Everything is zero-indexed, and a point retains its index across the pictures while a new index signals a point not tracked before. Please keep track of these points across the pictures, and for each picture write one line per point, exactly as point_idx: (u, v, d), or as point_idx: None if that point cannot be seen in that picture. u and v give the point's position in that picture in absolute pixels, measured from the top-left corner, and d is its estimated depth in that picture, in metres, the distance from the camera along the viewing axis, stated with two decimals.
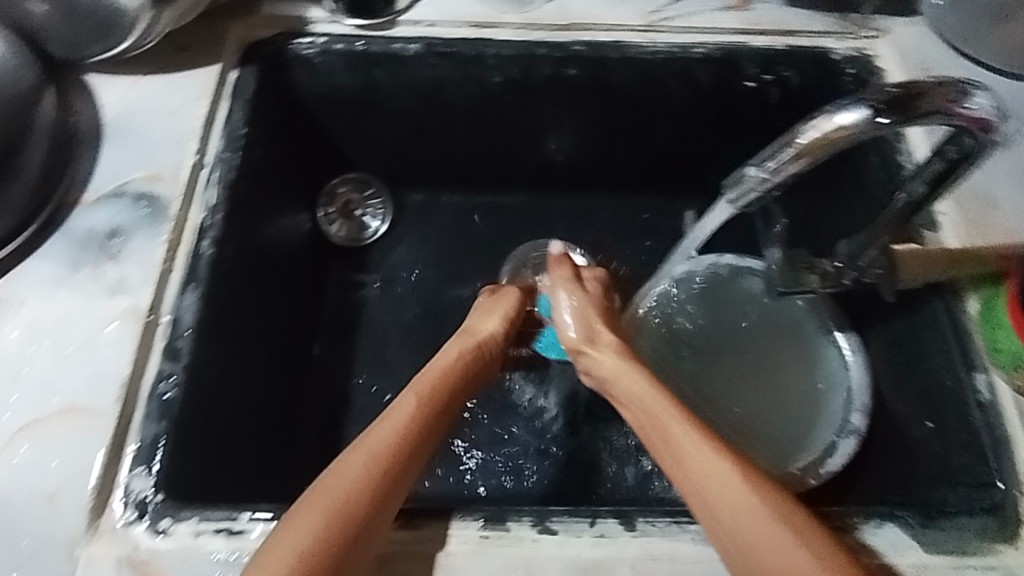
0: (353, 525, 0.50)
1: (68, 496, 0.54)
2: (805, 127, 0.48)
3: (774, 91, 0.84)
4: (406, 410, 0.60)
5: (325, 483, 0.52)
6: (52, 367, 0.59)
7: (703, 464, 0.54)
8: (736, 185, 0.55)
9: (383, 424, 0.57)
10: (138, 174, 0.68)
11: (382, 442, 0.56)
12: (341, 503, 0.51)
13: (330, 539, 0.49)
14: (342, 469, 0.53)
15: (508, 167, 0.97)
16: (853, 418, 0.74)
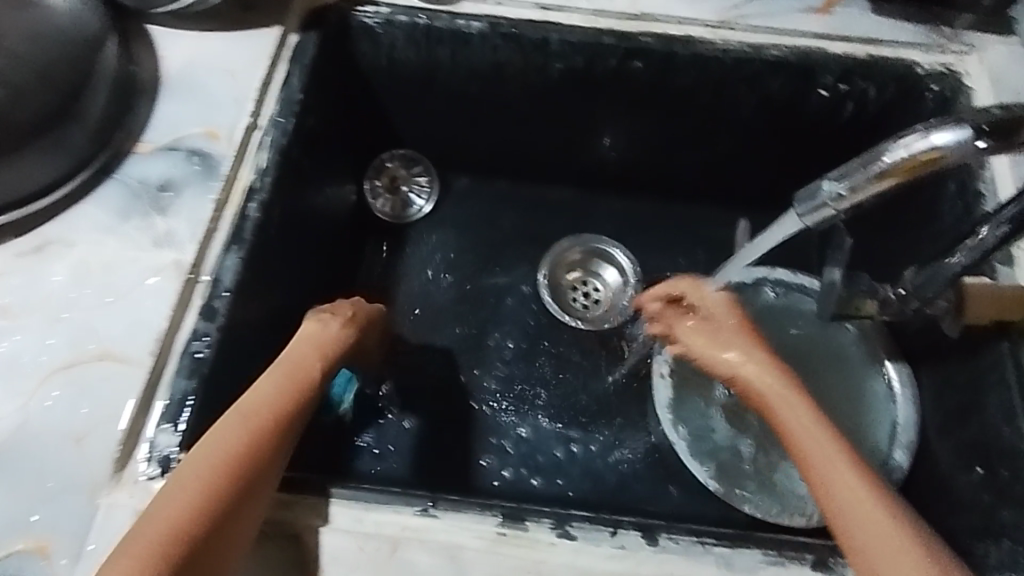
0: (250, 467, 0.49)
1: (94, 443, 0.54)
2: (893, 144, 0.45)
3: (848, 102, 0.80)
4: (301, 360, 0.60)
5: (216, 431, 0.51)
6: (91, 314, 0.59)
7: (841, 470, 0.51)
8: (809, 200, 0.51)
9: (269, 375, 0.56)
10: (195, 129, 0.68)
11: (277, 392, 0.55)
12: (234, 449, 0.50)
13: (228, 484, 0.48)
14: (239, 414, 0.52)
15: (560, 158, 0.95)
16: (897, 453, 0.72)
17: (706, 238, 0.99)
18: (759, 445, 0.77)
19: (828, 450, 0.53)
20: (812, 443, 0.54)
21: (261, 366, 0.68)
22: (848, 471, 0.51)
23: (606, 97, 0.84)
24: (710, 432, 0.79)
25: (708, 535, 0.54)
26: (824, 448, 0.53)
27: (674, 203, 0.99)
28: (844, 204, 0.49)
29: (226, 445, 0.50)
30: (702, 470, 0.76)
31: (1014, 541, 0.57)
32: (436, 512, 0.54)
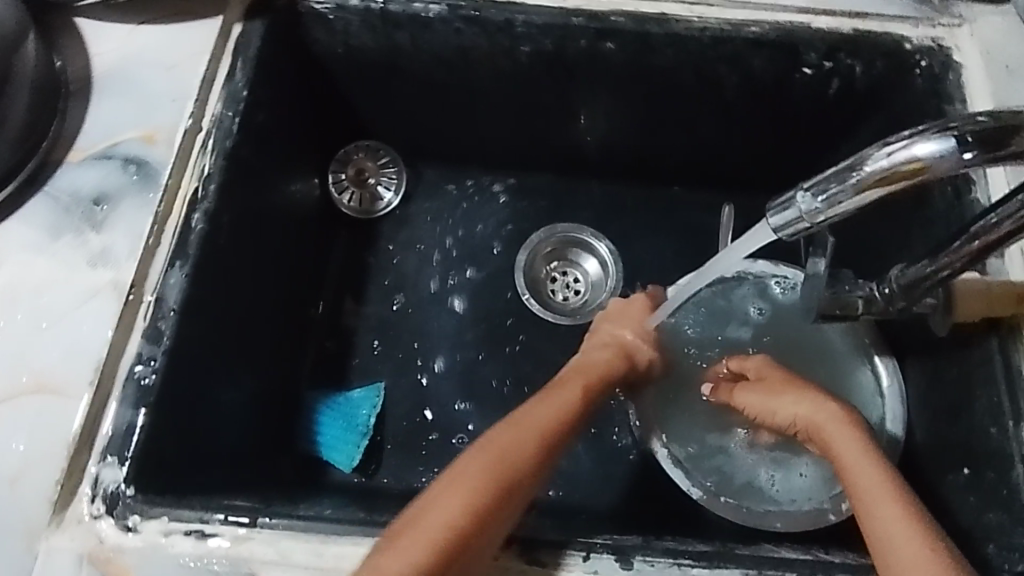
0: (502, 512, 0.51)
1: (33, 483, 0.51)
2: (875, 153, 0.41)
3: (834, 80, 0.75)
4: (563, 401, 0.61)
5: (462, 469, 0.53)
6: (25, 341, 0.55)
7: (899, 519, 0.52)
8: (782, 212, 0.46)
9: (518, 420, 0.58)
10: (131, 134, 0.63)
11: (529, 437, 0.57)
12: (483, 491, 0.51)
13: (479, 524, 0.50)
14: (494, 457, 0.54)
15: (534, 144, 0.90)
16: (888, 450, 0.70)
17: (691, 223, 0.95)
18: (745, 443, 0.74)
19: (868, 473, 0.56)
20: (852, 459, 0.58)
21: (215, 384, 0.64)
22: (891, 496, 0.54)
23: (579, 81, 0.80)
24: (692, 438, 0.75)
25: (685, 554, 0.52)
26: (880, 493, 0.54)
27: (656, 187, 0.95)
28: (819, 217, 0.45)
29: (480, 484, 0.52)
30: (683, 477, 0.73)
31: (1001, 546, 0.56)
32: None
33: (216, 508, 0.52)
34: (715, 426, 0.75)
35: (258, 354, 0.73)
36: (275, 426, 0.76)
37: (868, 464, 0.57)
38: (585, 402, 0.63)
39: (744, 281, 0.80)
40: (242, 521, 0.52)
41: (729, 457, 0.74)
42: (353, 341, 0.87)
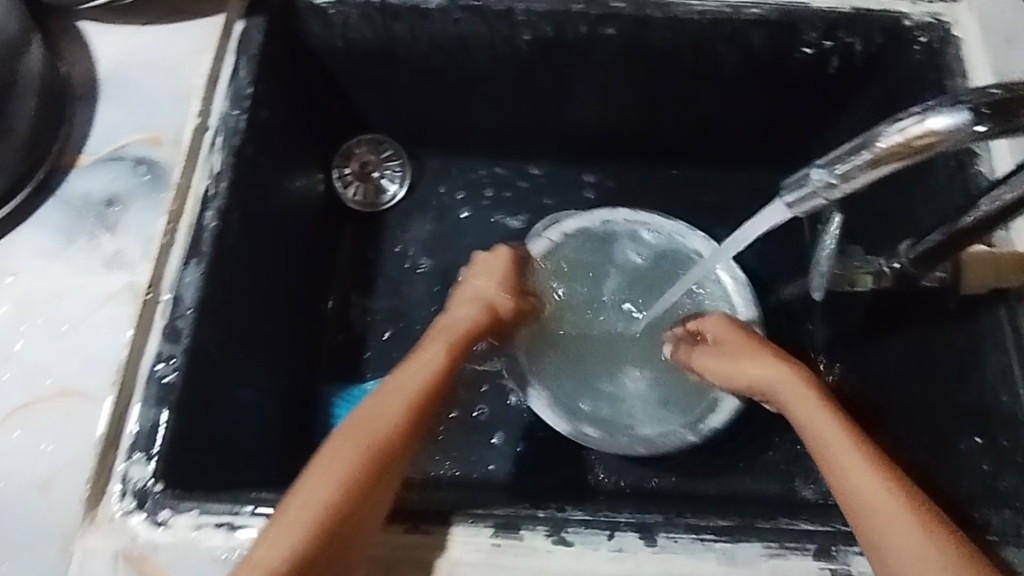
0: (381, 476, 0.53)
1: (63, 484, 0.52)
2: (886, 128, 0.42)
3: (833, 58, 0.76)
4: (427, 367, 0.62)
5: (339, 445, 0.54)
6: (47, 345, 0.56)
7: (862, 471, 0.53)
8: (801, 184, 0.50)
9: (382, 398, 0.58)
10: (138, 136, 0.63)
11: (393, 410, 0.57)
12: (359, 468, 0.52)
13: (365, 494, 0.51)
14: (362, 437, 0.55)
15: (535, 132, 0.91)
16: None
17: (694, 205, 0.95)
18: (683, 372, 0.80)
19: (843, 445, 0.56)
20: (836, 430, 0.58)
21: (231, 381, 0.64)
22: (850, 448, 0.55)
23: (579, 67, 0.80)
24: (563, 376, 0.80)
25: (708, 529, 0.53)
26: (844, 449, 0.55)
27: (657, 170, 0.95)
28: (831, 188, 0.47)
29: (355, 464, 0.53)
30: (556, 414, 0.77)
31: (1014, 509, 0.57)
32: (426, 529, 0.52)
33: (245, 501, 0.53)
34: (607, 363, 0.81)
35: (271, 350, 0.73)
36: (291, 422, 0.76)
37: (844, 438, 0.56)
38: (447, 368, 0.64)
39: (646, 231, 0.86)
40: (270, 513, 0.52)
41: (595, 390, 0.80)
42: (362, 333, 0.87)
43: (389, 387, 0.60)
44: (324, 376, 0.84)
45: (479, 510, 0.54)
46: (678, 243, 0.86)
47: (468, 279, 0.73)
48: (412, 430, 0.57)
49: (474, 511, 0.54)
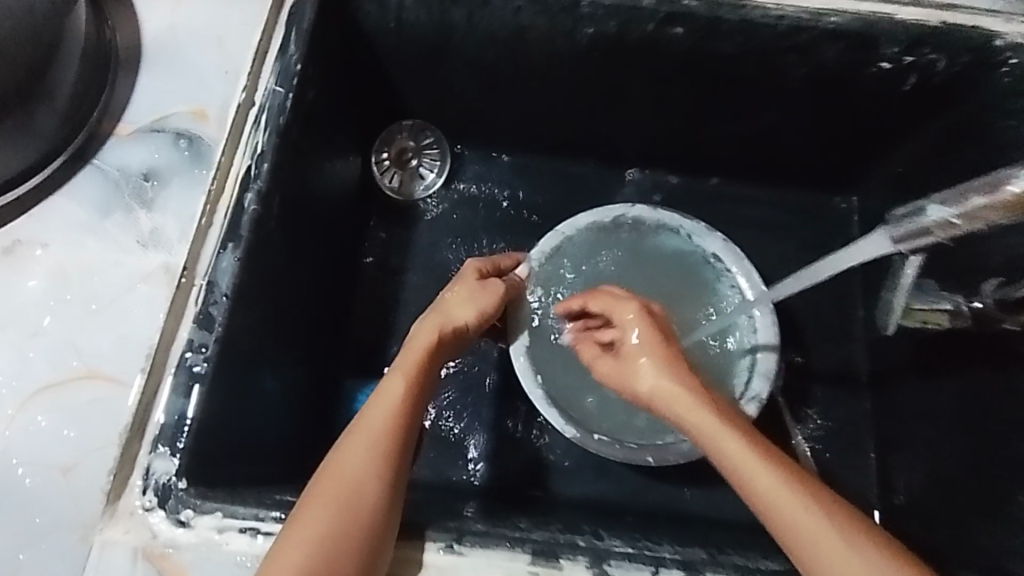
0: (372, 540, 0.48)
1: (84, 472, 0.49)
2: (1015, 174, 0.42)
3: (911, 76, 0.71)
4: (392, 403, 0.55)
5: (312, 498, 0.49)
6: (75, 323, 0.53)
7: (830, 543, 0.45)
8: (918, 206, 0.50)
9: (349, 438, 0.52)
10: (183, 108, 0.60)
11: (361, 456, 0.51)
12: (340, 535, 0.47)
13: (361, 564, 0.47)
14: (335, 500, 0.49)
15: (583, 130, 0.86)
16: (755, 384, 0.69)
17: (742, 217, 0.91)
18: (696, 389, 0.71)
19: (751, 464, 0.48)
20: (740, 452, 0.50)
21: (259, 372, 0.61)
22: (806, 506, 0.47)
23: (639, 68, 0.76)
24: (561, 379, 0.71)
25: None
26: (793, 511, 0.47)
27: (707, 178, 0.91)
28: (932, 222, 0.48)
29: (336, 535, 0.47)
30: (560, 418, 0.68)
31: None
32: (462, 550, 0.50)
33: (271, 507, 0.51)
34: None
35: (299, 340, 0.70)
36: (314, 414, 0.73)
37: (749, 453, 0.49)
38: (419, 389, 0.56)
39: (659, 228, 0.76)
40: None
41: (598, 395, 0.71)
42: (388, 326, 0.84)
43: (353, 431, 0.53)
44: (349, 369, 0.81)
45: (517, 535, 0.52)
46: (695, 242, 0.75)
47: (445, 292, 0.65)
48: (387, 480, 0.51)
49: (511, 535, 0.52)
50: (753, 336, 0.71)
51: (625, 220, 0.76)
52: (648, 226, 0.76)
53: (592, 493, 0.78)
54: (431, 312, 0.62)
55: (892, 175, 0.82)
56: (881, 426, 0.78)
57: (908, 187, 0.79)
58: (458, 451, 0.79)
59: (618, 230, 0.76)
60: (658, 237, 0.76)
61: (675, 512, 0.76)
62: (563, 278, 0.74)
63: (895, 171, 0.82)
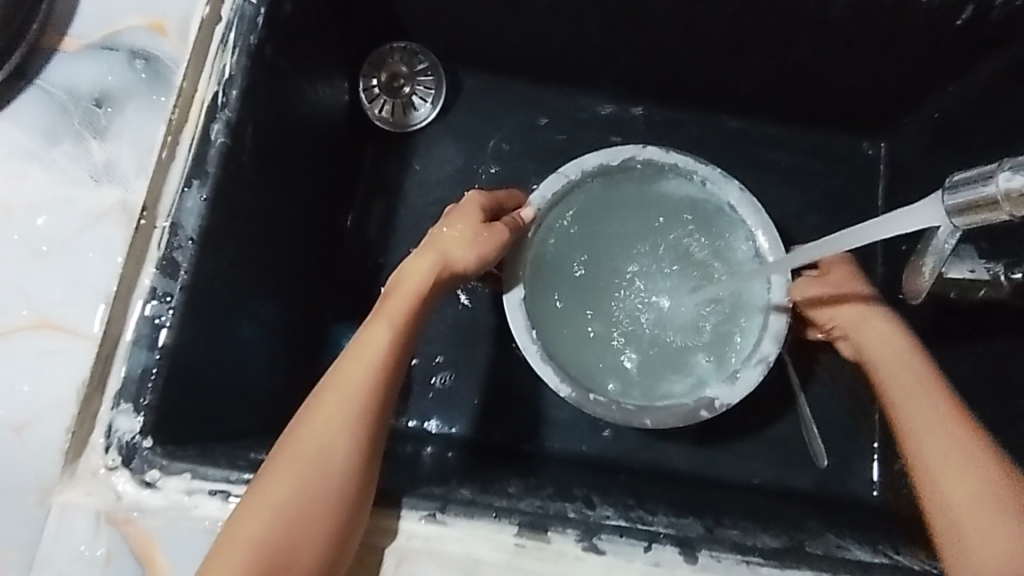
0: (347, 503, 0.46)
1: (42, 428, 0.46)
2: None
3: (967, 8, 0.64)
4: (373, 354, 0.52)
5: (285, 462, 0.46)
6: (24, 267, 0.48)
7: (946, 453, 0.51)
8: (969, 174, 0.40)
9: (327, 396, 0.49)
10: (138, 20, 0.52)
11: (340, 416, 0.48)
12: (316, 494, 0.45)
13: (337, 526, 0.45)
14: (309, 458, 0.46)
15: (594, 58, 0.79)
16: (764, 345, 0.64)
17: (760, 161, 0.84)
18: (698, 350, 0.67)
19: (923, 400, 0.54)
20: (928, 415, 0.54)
21: (233, 321, 0.57)
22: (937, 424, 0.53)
23: None
24: (556, 334, 0.67)
25: (754, 551, 0.49)
26: (928, 428, 0.53)
27: (725, 116, 0.84)
28: (997, 198, 0.37)
29: (311, 494, 0.45)
30: (554, 375, 0.64)
31: None
32: (445, 520, 0.48)
33: (244, 470, 0.48)
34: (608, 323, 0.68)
35: (279, 285, 0.65)
36: (296, 359, 0.70)
37: (924, 393, 0.55)
38: (400, 345, 0.53)
39: (671, 174, 0.70)
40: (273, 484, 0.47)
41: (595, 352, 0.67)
42: (377, 268, 0.79)
43: (329, 389, 0.50)
44: (335, 312, 0.77)
45: (504, 506, 0.49)
46: (710, 190, 0.69)
47: (435, 227, 0.61)
48: (365, 439, 0.48)
49: (499, 505, 0.50)
50: (764, 295, 0.66)
51: (634, 164, 0.69)
52: (659, 170, 0.70)
53: (585, 446, 0.76)
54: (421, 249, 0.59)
55: (928, 122, 0.75)
56: None
57: (945, 136, 0.72)
58: (447, 400, 0.76)
59: (626, 175, 0.70)
60: (667, 184, 0.70)
61: (668, 470, 0.74)
62: (563, 227, 0.69)
63: (932, 118, 0.75)
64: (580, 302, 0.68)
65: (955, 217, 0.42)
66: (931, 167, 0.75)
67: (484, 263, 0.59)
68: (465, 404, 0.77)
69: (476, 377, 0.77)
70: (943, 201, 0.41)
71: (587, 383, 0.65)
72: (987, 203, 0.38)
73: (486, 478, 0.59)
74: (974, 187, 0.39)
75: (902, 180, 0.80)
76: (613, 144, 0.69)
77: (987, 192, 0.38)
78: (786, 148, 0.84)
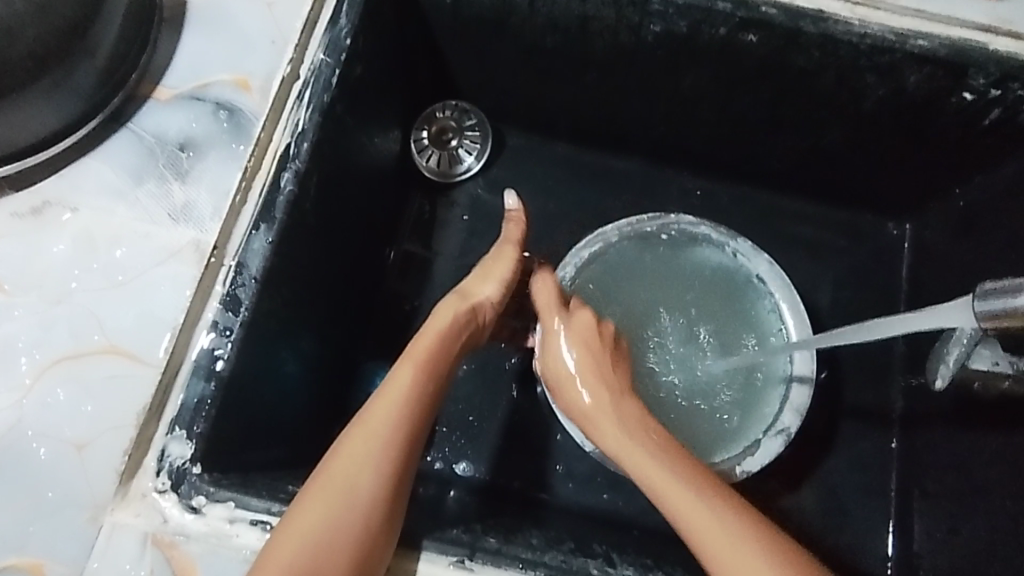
0: (374, 539, 0.47)
1: (100, 449, 0.49)
2: None
3: (995, 110, 0.66)
4: (398, 394, 0.52)
5: (319, 496, 0.47)
6: (99, 294, 0.51)
7: (647, 465, 0.48)
8: (1005, 283, 0.43)
9: (360, 428, 0.50)
10: (225, 75, 0.57)
11: (372, 448, 0.49)
12: (341, 530, 0.46)
13: (362, 559, 0.46)
14: (338, 494, 0.47)
15: (634, 128, 0.83)
16: (785, 417, 0.67)
17: (789, 234, 0.87)
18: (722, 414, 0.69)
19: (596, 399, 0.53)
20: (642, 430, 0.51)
21: (282, 356, 0.60)
22: (616, 422, 0.51)
23: (704, 72, 0.71)
24: None
25: None
26: (618, 439, 0.50)
27: (757, 190, 0.87)
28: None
29: (336, 527, 0.46)
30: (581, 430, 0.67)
31: None
32: (473, 566, 0.49)
33: (285, 502, 0.50)
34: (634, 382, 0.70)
35: (325, 322, 0.68)
36: (331, 394, 0.72)
37: (590, 392, 0.54)
38: (431, 385, 0.54)
39: (703, 243, 0.73)
40: None
41: None
42: (413, 311, 0.82)
43: (363, 419, 0.50)
44: (370, 351, 0.79)
45: (530, 557, 0.51)
46: (740, 261, 0.73)
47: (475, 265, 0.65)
48: (393, 478, 0.49)
49: (525, 556, 0.51)
50: (789, 366, 0.69)
51: (670, 232, 0.73)
52: (696, 237, 0.73)
53: (604, 502, 0.77)
54: (451, 293, 0.60)
55: (953, 210, 0.78)
56: (907, 467, 0.77)
57: (970, 226, 0.75)
58: (472, 444, 0.78)
59: (663, 237, 0.73)
60: (703, 250, 0.73)
61: None
62: (597, 287, 0.72)
63: (957, 206, 0.77)
64: None
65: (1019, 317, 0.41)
66: (955, 254, 0.77)
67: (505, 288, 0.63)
68: (489, 449, 0.78)
69: (502, 425, 0.79)
70: (973, 303, 0.44)
71: None
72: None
73: (509, 527, 0.61)
74: (1005, 296, 0.42)
75: (925, 262, 0.82)
76: (652, 212, 0.73)
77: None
78: (813, 224, 0.87)
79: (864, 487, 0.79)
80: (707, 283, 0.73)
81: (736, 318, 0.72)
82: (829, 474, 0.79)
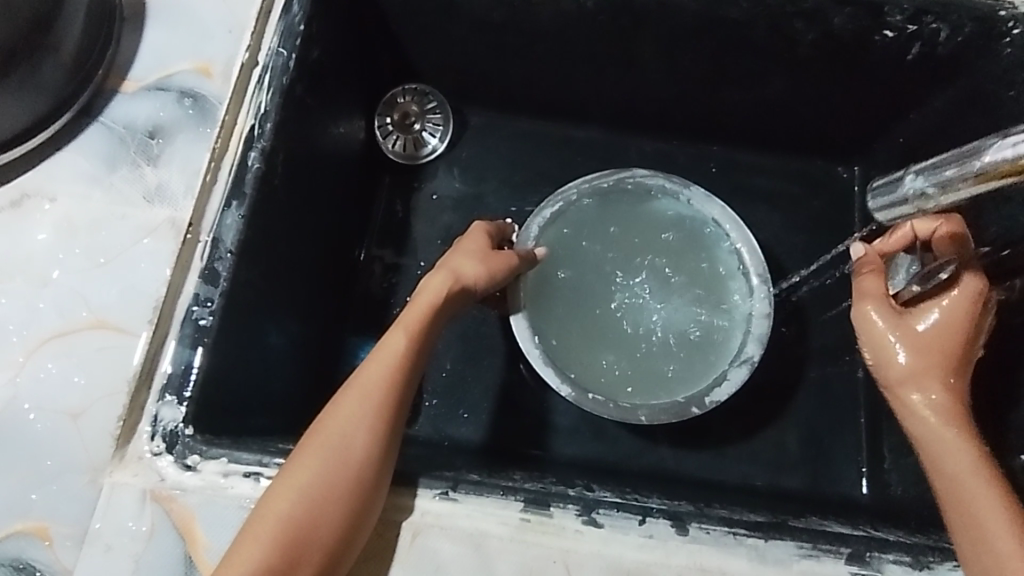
0: (364, 489, 0.49)
1: (94, 418, 0.51)
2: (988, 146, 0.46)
3: (916, 44, 0.71)
4: (388, 360, 0.54)
5: (311, 453, 0.49)
6: (83, 275, 0.54)
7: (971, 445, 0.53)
8: (884, 185, 0.65)
9: (352, 393, 0.52)
10: (187, 65, 0.60)
11: (361, 412, 0.51)
12: (333, 481, 0.48)
13: (352, 508, 0.48)
14: (329, 448, 0.49)
15: (588, 97, 0.87)
16: (748, 347, 0.71)
17: (744, 187, 0.91)
18: (689, 352, 0.72)
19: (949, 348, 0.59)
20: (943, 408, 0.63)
21: (264, 328, 0.63)
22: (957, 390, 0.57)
23: (645, 34, 0.75)
24: (557, 340, 0.73)
25: (739, 523, 0.53)
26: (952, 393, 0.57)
27: (710, 146, 0.91)
28: (908, 194, 0.58)
29: (328, 480, 0.48)
30: (556, 375, 0.69)
31: None
32: (456, 497, 0.52)
33: (275, 453, 0.52)
34: (602, 333, 0.74)
35: (305, 299, 0.72)
36: (316, 369, 0.75)
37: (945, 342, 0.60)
38: (418, 354, 0.55)
39: (661, 194, 0.77)
40: None
41: (592, 354, 0.73)
42: (392, 288, 0.85)
43: (353, 382, 0.53)
44: (352, 328, 0.82)
45: (511, 486, 0.54)
46: (695, 209, 0.77)
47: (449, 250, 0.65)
48: (381, 431, 0.51)
49: (505, 485, 0.54)
50: (749, 304, 0.73)
51: (626, 186, 0.77)
52: (652, 190, 0.77)
53: (589, 453, 0.80)
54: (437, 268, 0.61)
55: (894, 147, 0.83)
56: (874, 393, 0.81)
57: (911, 159, 0.79)
58: (459, 410, 0.81)
59: (621, 193, 0.77)
60: (658, 201, 0.77)
61: (668, 473, 0.79)
62: (563, 242, 0.76)
63: (898, 142, 0.82)
64: (579, 310, 0.74)
65: (877, 214, 0.65)
66: None
67: (491, 281, 0.63)
68: (474, 413, 0.81)
69: (485, 390, 0.82)
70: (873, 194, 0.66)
71: (586, 383, 0.71)
72: (902, 202, 0.60)
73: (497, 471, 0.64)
74: (888, 187, 0.64)
75: None
76: (608, 167, 0.77)
77: (905, 192, 0.59)
78: (768, 174, 0.92)
79: (837, 418, 0.82)
80: (663, 233, 0.77)
81: (696, 265, 0.76)
82: (803, 408, 0.83)
